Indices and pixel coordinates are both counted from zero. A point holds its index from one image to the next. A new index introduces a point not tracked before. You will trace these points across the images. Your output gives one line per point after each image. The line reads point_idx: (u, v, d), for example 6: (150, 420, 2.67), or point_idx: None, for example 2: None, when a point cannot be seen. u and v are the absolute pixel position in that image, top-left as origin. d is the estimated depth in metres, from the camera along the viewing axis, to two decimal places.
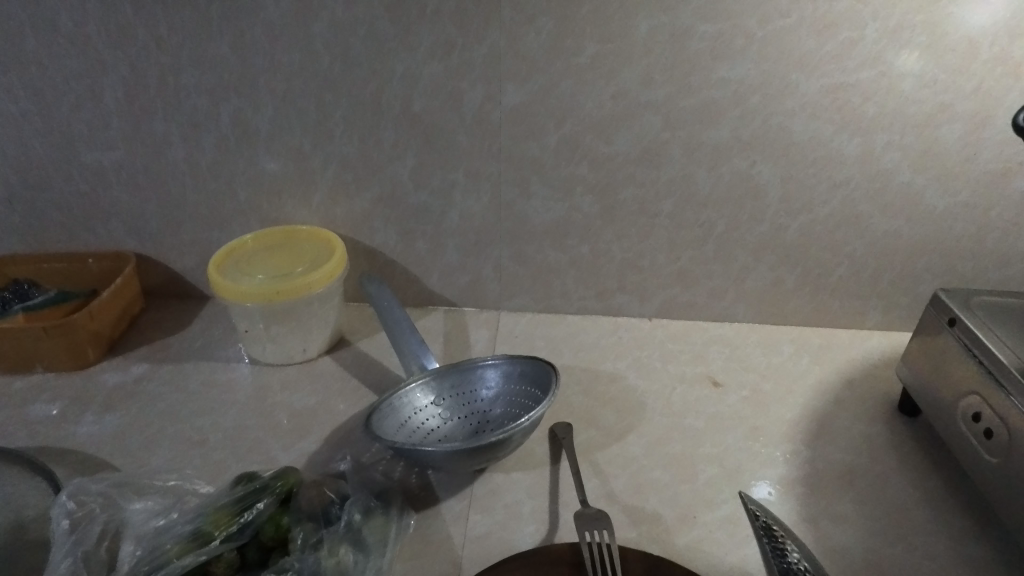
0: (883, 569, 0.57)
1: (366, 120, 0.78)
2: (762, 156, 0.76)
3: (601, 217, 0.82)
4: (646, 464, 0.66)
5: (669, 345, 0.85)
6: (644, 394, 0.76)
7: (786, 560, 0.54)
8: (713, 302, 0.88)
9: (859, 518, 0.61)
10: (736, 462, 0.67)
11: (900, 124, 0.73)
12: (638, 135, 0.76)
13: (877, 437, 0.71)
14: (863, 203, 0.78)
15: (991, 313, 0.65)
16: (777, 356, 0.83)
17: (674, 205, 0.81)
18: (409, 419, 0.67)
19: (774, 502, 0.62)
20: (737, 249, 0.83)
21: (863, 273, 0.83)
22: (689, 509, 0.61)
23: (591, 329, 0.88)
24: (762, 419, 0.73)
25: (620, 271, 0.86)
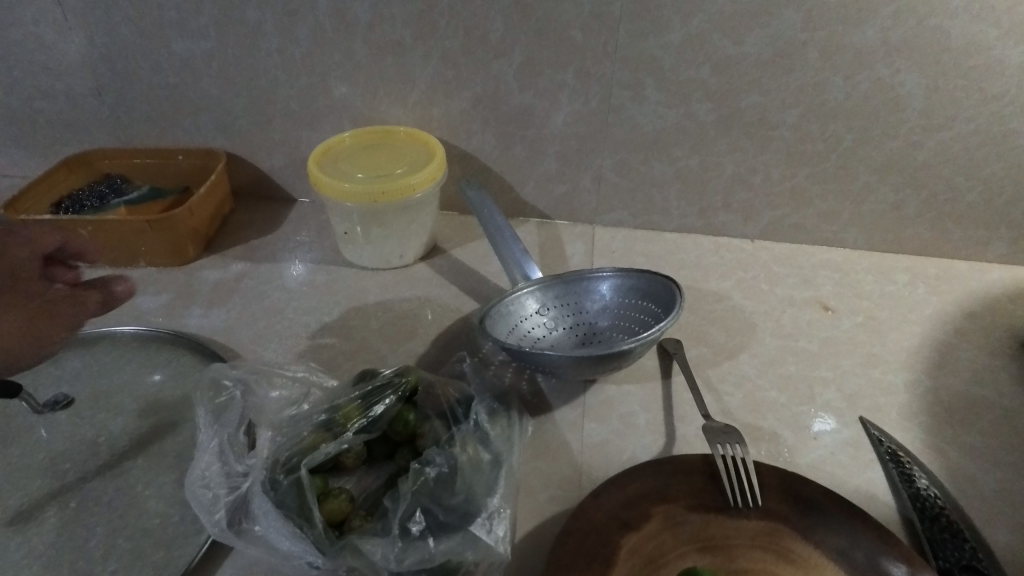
0: (1015, 501, 0.55)
1: (474, 10, 0.72)
2: (908, 63, 0.69)
3: (716, 127, 0.77)
4: (761, 384, 0.65)
5: (774, 268, 0.81)
6: (751, 315, 0.73)
7: (916, 487, 0.54)
8: (824, 225, 0.83)
9: (988, 450, 0.59)
10: (854, 387, 0.65)
11: None
12: (771, 34, 0.69)
13: (1002, 371, 0.67)
14: (1015, 120, 0.71)
15: None
16: (891, 284, 0.79)
17: (798, 116, 0.75)
18: (516, 327, 0.66)
19: (896, 429, 0.61)
20: (860, 167, 0.77)
21: (997, 200, 0.77)
22: (809, 430, 0.60)
23: (690, 247, 0.84)
24: (878, 347, 0.70)
25: (728, 187, 0.81)
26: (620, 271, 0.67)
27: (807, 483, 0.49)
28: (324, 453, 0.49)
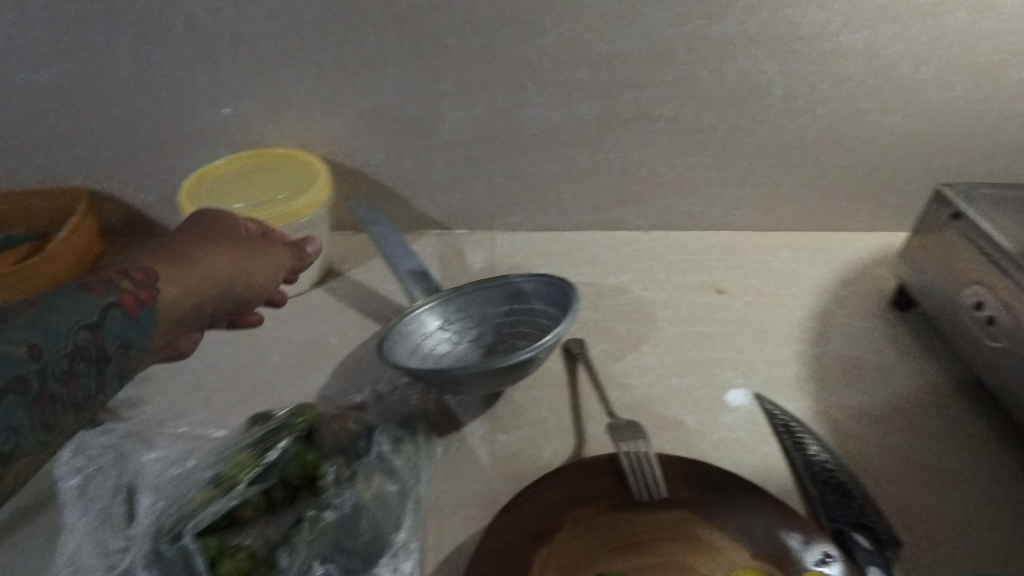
0: (896, 454, 0.59)
1: (343, 23, 0.70)
2: (766, 52, 0.73)
3: (599, 124, 0.78)
4: (663, 372, 0.67)
5: (669, 257, 0.84)
6: (650, 306, 0.75)
7: (807, 455, 0.57)
8: (710, 210, 0.86)
9: (869, 409, 0.64)
10: (748, 364, 0.68)
11: (908, 14, 0.70)
12: (640, 33, 0.71)
13: (876, 332, 0.73)
14: (865, 99, 0.77)
15: (990, 206, 0.66)
16: (775, 260, 0.84)
17: (674, 109, 0.77)
18: (419, 344, 0.65)
19: (787, 400, 0.64)
20: (737, 153, 0.81)
21: (858, 174, 0.83)
22: (711, 414, 0.62)
23: (588, 244, 0.86)
24: (768, 323, 0.73)
25: (618, 182, 0.83)
26: (513, 278, 0.68)
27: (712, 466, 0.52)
28: (214, 512, 0.45)
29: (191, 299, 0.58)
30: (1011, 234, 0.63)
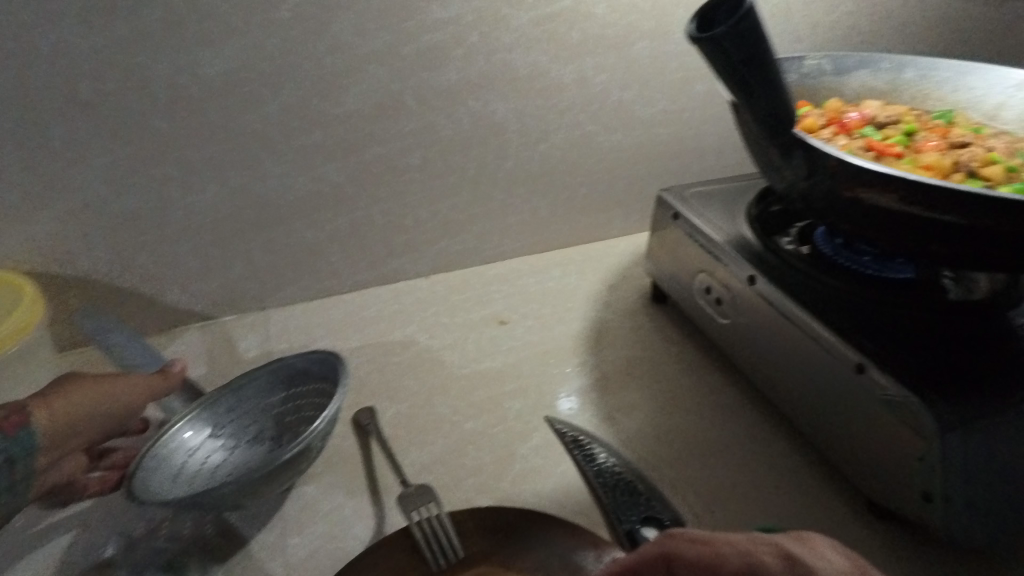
0: (671, 440, 0.66)
1: (17, 120, 0.62)
2: (492, 95, 0.78)
3: (350, 183, 0.77)
4: (457, 419, 0.67)
5: (452, 298, 0.85)
6: (438, 352, 0.76)
7: (597, 464, 0.61)
8: (482, 245, 0.90)
9: (644, 403, 0.70)
10: (535, 389, 0.71)
11: (602, 46, 0.80)
12: (367, 90, 0.72)
13: (642, 328, 0.80)
14: (588, 123, 0.85)
15: (700, 201, 0.76)
16: (548, 280, 0.89)
17: (422, 157, 0.79)
18: (186, 463, 0.58)
19: (575, 415, 0.68)
20: (491, 188, 0.85)
21: (601, 188, 0.92)
22: (508, 450, 0.64)
23: (370, 302, 0.85)
24: (549, 342, 0.78)
25: (385, 235, 0.83)
26: (276, 362, 0.64)
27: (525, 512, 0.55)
28: None
29: (65, 421, 0.53)
30: (719, 222, 0.72)
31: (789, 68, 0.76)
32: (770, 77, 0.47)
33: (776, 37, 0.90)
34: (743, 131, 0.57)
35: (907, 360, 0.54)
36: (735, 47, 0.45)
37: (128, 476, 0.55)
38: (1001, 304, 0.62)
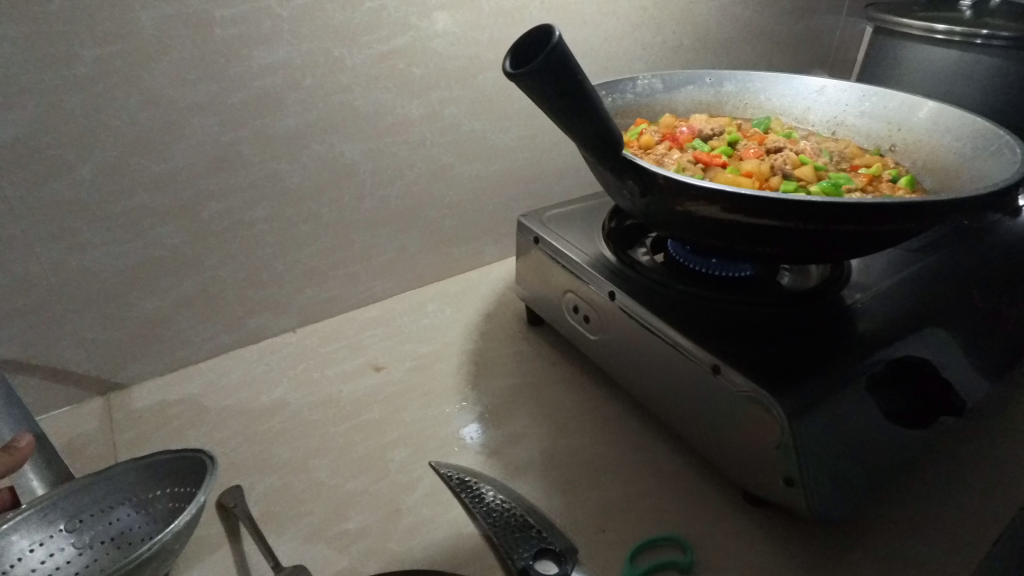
0: (558, 464, 0.65)
1: None
2: (338, 136, 0.75)
3: (191, 243, 0.71)
4: (337, 482, 0.63)
5: (323, 349, 0.81)
6: (311, 412, 0.71)
7: (487, 503, 0.59)
8: (351, 289, 0.86)
9: (529, 431, 0.69)
10: (418, 434, 0.68)
11: (446, 80, 0.80)
12: (196, 143, 0.67)
13: (521, 354, 0.81)
14: (444, 155, 0.85)
15: (558, 223, 0.78)
16: (425, 317, 0.87)
17: (270, 208, 0.74)
18: (17, 563, 0.52)
19: (460, 456, 0.66)
20: (352, 231, 0.82)
21: (468, 218, 0.92)
22: (394, 506, 0.60)
23: (232, 367, 0.78)
24: (429, 383, 0.76)
25: (240, 293, 0.77)
26: (144, 458, 0.57)
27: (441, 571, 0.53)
28: None
29: None
30: (577, 241, 0.74)
31: (624, 88, 0.80)
32: (593, 107, 0.48)
33: (612, 60, 0.96)
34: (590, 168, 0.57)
35: (755, 355, 0.58)
36: (555, 81, 0.45)
37: None
38: (827, 289, 0.69)
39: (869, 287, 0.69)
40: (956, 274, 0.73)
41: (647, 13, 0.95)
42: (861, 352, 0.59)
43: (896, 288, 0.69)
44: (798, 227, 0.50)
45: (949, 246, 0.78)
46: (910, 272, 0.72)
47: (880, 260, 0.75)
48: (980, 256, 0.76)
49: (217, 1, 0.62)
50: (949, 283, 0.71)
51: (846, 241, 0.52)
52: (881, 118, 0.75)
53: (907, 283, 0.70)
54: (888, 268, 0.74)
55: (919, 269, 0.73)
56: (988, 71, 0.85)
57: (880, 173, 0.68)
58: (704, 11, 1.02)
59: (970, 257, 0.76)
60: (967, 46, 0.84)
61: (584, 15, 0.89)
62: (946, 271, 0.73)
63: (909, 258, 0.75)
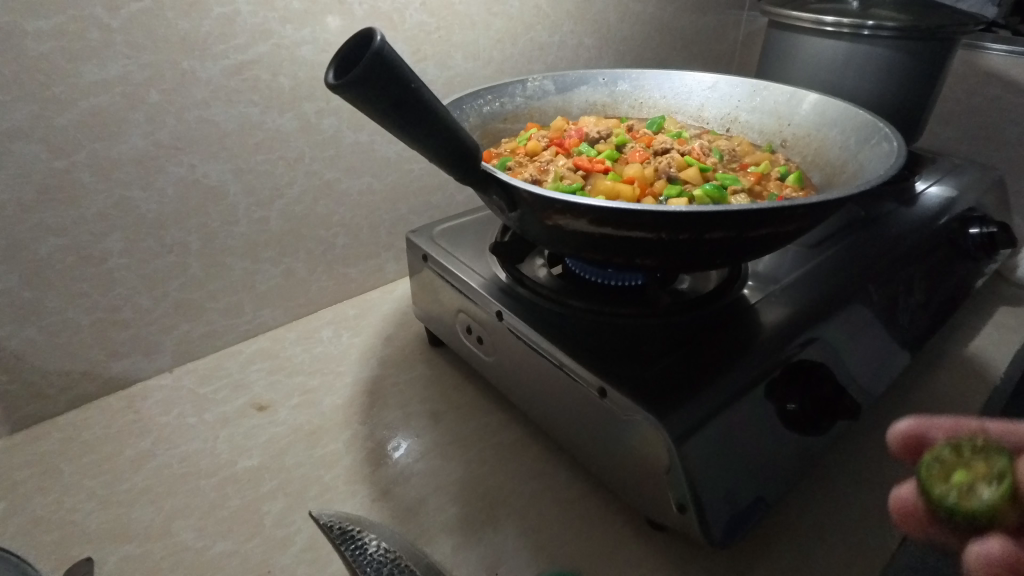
0: (453, 501, 0.60)
1: None
2: (199, 156, 0.68)
3: (29, 286, 0.63)
4: (204, 544, 0.56)
5: (201, 390, 0.74)
6: (182, 464, 0.64)
7: (369, 554, 0.53)
8: (234, 322, 0.79)
9: (423, 467, 0.64)
10: (299, 480, 0.62)
11: (321, 89, 0.74)
12: (20, 174, 0.59)
13: (420, 379, 0.75)
14: (328, 170, 0.79)
15: (449, 238, 0.73)
16: (319, 345, 0.81)
17: (124, 240, 0.67)
18: None
19: (345, 501, 0.60)
20: (227, 258, 0.75)
21: (363, 235, 0.87)
22: (265, 567, 0.54)
23: (94, 418, 0.70)
24: (318, 420, 0.70)
25: (98, 336, 0.69)
26: None
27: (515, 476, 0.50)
28: None
29: None
30: (467, 258, 0.70)
31: (513, 91, 0.76)
32: (436, 116, 0.43)
33: (509, 62, 0.91)
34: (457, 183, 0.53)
35: (644, 373, 0.54)
36: (384, 90, 0.40)
37: None
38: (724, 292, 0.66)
39: (769, 287, 0.68)
40: (856, 266, 0.71)
41: (542, 11, 0.92)
42: (754, 357, 0.57)
43: (794, 285, 0.67)
44: (669, 238, 0.47)
45: (848, 239, 0.77)
46: (809, 268, 0.71)
47: (781, 258, 0.74)
48: (881, 246, 0.75)
49: (26, 12, 0.54)
50: (848, 276, 0.69)
51: (723, 249, 0.49)
52: (772, 113, 0.73)
53: (805, 280, 0.68)
54: (789, 266, 0.72)
55: (819, 264, 0.71)
56: (878, 61, 0.85)
57: (769, 171, 0.66)
58: (602, 8, 0.99)
59: (870, 248, 0.75)
60: (855, 37, 0.84)
61: (472, 16, 0.84)
62: (846, 264, 0.71)
63: (809, 254, 0.74)
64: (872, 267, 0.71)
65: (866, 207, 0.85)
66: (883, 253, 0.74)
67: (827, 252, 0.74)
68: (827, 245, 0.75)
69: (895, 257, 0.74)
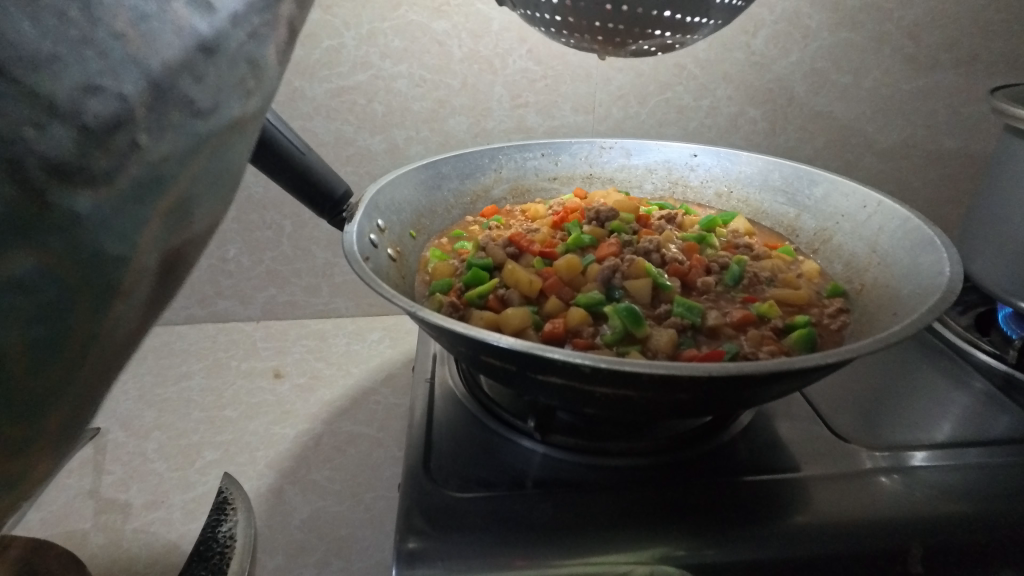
0: (313, 525, 0.60)
1: None
2: None
3: None
4: (151, 458, 0.69)
5: (259, 343, 0.89)
6: (198, 391, 0.79)
7: (214, 532, 0.58)
8: (312, 299, 0.94)
9: (324, 483, 0.65)
10: (241, 443, 0.71)
11: (411, 120, 0.80)
12: None
13: (398, 405, 0.76)
14: None
15: None
16: (359, 343, 0.89)
17: (236, 210, 0.85)
18: None
19: (251, 478, 0.66)
20: (312, 245, 0.90)
21: None
22: (160, 499, 0.64)
23: (191, 334, 0.91)
24: (299, 403, 0.77)
25: (211, 277, 0.90)
26: None
27: (417, 472, 0.48)
28: None
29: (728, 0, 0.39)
30: None
31: (577, 150, 0.68)
32: (279, 150, 0.43)
33: (632, 121, 0.83)
34: (384, 215, 0.52)
35: (447, 489, 0.46)
36: None
37: (467, 414, 0.54)
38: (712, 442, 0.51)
39: (801, 476, 0.48)
40: (908, 505, 0.46)
41: (685, 72, 0.80)
42: (641, 542, 0.43)
43: (756, 483, 0.47)
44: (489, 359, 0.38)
45: (947, 453, 0.51)
46: (893, 486, 0.48)
47: (800, 436, 0.53)
48: (991, 494, 0.47)
49: None
50: (888, 511, 0.46)
51: (571, 393, 0.38)
52: (869, 243, 0.52)
53: (859, 496, 0.47)
54: (894, 465, 0.50)
55: (912, 488, 0.48)
56: None
57: (778, 316, 0.47)
58: (780, 74, 0.82)
59: (1009, 491, 0.48)
60: None
61: (588, 70, 0.79)
62: (903, 494, 0.47)
63: (849, 448, 0.51)
64: (937, 522, 0.46)
65: (1014, 424, 0.56)
66: (973, 507, 0.47)
67: (872, 458, 0.50)
68: (874, 447, 0.52)
69: (994, 525, 0.46)
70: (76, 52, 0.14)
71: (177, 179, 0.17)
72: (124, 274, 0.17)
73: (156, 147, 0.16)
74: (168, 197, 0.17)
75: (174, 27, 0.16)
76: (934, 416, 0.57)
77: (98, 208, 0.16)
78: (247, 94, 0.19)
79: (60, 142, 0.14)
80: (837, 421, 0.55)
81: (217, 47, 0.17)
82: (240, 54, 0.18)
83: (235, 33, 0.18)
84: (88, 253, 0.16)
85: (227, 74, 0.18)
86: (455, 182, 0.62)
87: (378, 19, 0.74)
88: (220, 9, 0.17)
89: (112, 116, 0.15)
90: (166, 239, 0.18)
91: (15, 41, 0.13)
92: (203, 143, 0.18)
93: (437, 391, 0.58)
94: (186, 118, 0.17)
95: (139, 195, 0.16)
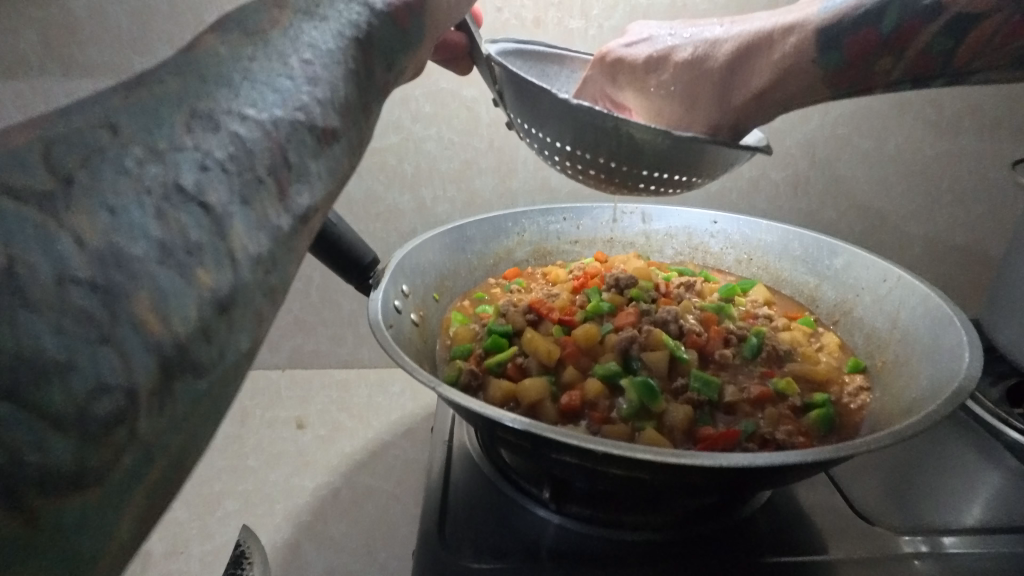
0: None
1: None
2: None
3: None
4: (173, 506, 0.70)
5: (283, 391, 0.90)
6: (223, 439, 0.81)
7: None
8: (336, 349, 0.97)
9: (339, 539, 0.65)
10: (260, 495, 0.71)
11: (438, 179, 0.83)
12: None
13: (416, 461, 0.76)
14: None
15: None
16: (381, 395, 0.90)
17: None
18: None
19: (268, 531, 0.66)
20: (339, 295, 0.93)
21: None
22: (178, 549, 0.65)
23: None
24: (319, 455, 0.78)
25: None
26: None
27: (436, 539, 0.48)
28: None
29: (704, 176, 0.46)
30: None
31: (599, 214, 0.69)
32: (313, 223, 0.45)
33: None
34: (409, 280, 0.54)
35: (463, 559, 0.46)
36: None
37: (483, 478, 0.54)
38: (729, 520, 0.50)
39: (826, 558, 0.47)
40: None
41: None
42: None
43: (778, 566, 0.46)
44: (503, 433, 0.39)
45: (986, 538, 0.50)
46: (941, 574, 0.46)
47: (823, 512, 0.52)
48: None
49: None
50: None
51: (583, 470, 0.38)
52: (889, 318, 0.52)
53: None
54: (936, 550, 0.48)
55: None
56: None
57: (796, 394, 0.48)
58: (801, 139, 0.83)
59: None
60: None
61: None
62: None
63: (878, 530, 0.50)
64: None
65: None
66: None
67: (910, 541, 0.49)
68: (906, 530, 0.50)
69: None
70: (93, 355, 0.16)
71: (167, 450, 0.18)
72: (99, 565, 0.17)
73: (151, 428, 0.17)
74: (152, 475, 0.18)
75: (191, 301, 0.18)
76: (962, 497, 0.55)
77: (85, 510, 0.16)
78: (259, 324, 0.20)
79: (62, 455, 0.15)
80: (864, 500, 0.54)
81: (229, 308, 0.19)
82: (257, 288, 0.20)
83: (252, 277, 0.19)
84: (59, 559, 0.16)
85: (239, 319, 0.19)
86: (479, 245, 0.64)
87: (411, 86, 0.77)
88: (243, 260, 0.19)
89: (114, 412, 0.16)
90: (153, 504, 0.19)
91: (32, 356, 0.15)
92: (202, 398, 0.19)
93: (456, 450, 0.58)
94: (186, 383, 0.18)
95: (126, 484, 0.17)
